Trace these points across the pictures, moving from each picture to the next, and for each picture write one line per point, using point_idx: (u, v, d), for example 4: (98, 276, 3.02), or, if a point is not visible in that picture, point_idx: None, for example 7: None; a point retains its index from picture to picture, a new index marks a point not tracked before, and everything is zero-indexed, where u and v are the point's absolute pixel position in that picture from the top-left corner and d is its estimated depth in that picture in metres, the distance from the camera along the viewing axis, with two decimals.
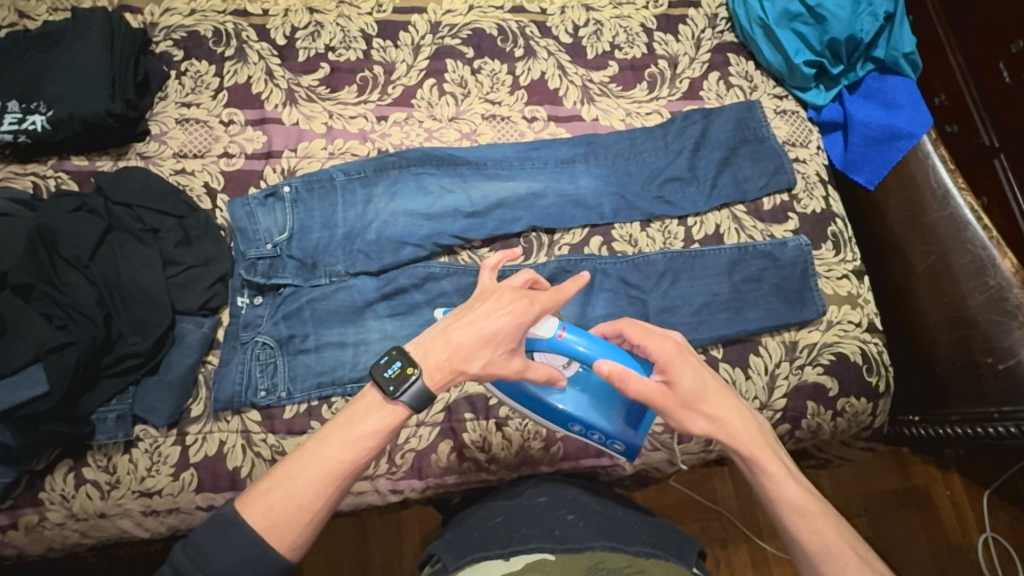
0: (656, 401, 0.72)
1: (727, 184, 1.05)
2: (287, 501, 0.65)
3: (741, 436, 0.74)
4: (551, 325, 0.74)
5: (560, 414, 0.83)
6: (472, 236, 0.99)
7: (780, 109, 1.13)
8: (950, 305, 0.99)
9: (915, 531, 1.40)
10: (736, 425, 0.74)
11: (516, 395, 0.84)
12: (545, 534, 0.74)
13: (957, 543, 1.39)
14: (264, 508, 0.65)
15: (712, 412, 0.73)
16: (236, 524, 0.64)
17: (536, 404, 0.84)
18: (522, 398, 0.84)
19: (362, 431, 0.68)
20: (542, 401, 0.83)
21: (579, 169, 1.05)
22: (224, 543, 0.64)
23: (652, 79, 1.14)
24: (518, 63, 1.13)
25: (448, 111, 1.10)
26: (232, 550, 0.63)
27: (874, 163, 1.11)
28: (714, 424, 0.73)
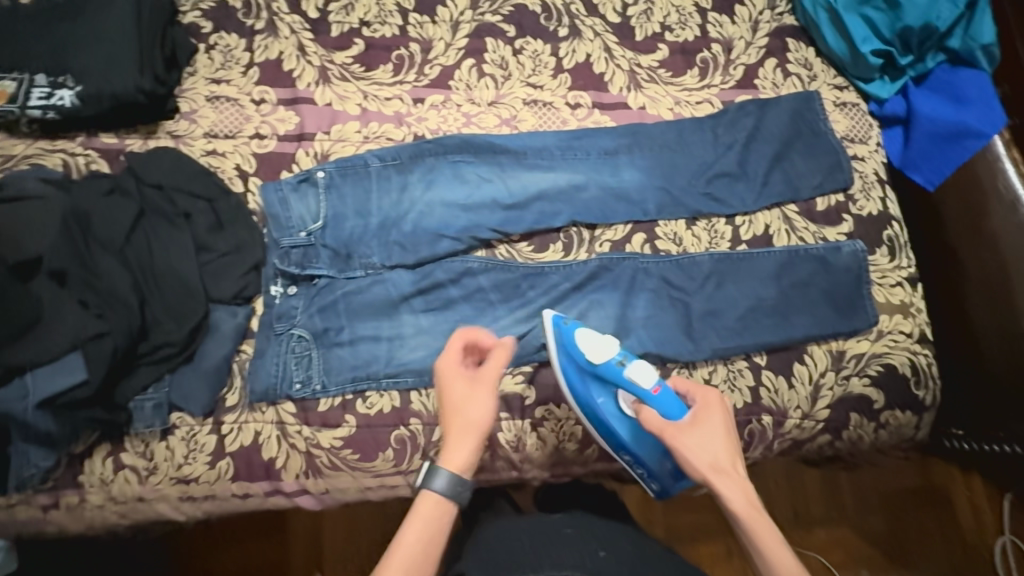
0: (664, 430, 0.74)
1: (779, 182, 1.00)
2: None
3: (736, 506, 0.69)
4: (632, 365, 0.81)
5: (618, 440, 0.86)
6: (510, 229, 0.96)
7: (841, 101, 1.06)
8: (1007, 320, 0.94)
9: (928, 527, 1.40)
10: (734, 491, 0.69)
11: (589, 409, 0.86)
12: (578, 564, 0.74)
13: (972, 543, 1.39)
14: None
15: (714, 461, 0.71)
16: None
17: (598, 422, 0.86)
18: (588, 414, 0.86)
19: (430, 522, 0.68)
20: (607, 423, 0.86)
21: (623, 161, 1.01)
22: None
23: (704, 65, 1.07)
24: (562, 44, 1.07)
25: (487, 95, 1.04)
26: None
27: (936, 162, 1.05)
28: (713, 476, 0.71)
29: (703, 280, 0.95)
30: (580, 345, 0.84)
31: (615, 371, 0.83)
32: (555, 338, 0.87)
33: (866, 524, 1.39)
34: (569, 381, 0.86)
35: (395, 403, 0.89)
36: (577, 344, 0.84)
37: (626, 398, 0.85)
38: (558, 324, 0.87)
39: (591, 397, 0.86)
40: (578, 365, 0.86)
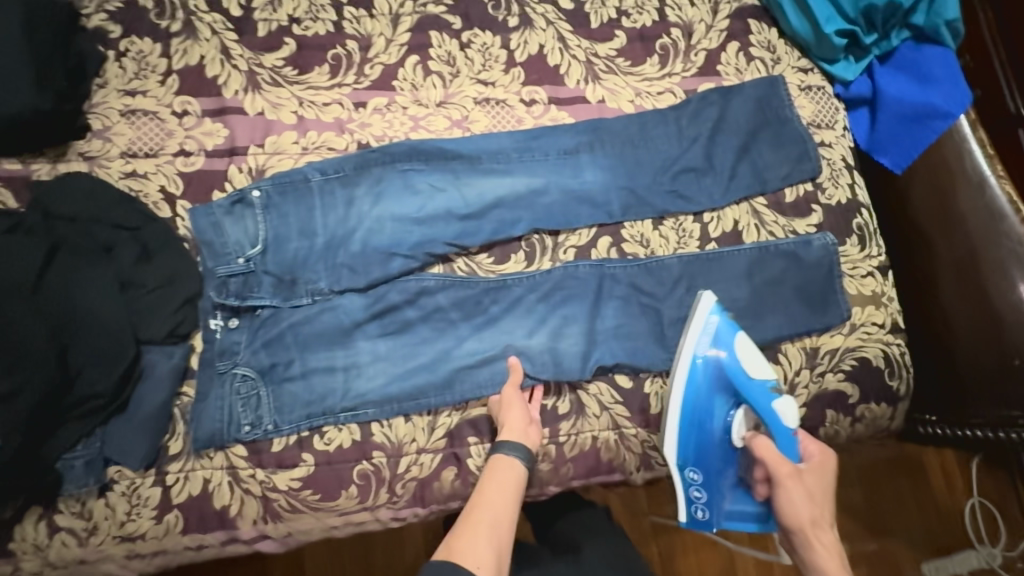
0: (779, 466, 0.79)
1: (746, 174, 0.96)
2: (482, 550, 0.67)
3: (825, 563, 0.72)
4: (784, 398, 0.83)
5: (699, 452, 0.87)
6: (468, 242, 0.90)
7: (805, 85, 1.02)
8: (978, 305, 0.93)
9: (906, 496, 1.43)
10: (825, 547, 0.73)
11: (700, 412, 0.86)
12: None
13: (946, 507, 1.43)
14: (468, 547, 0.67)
15: (814, 516, 0.76)
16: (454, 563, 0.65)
17: (697, 433, 0.86)
18: (695, 417, 0.86)
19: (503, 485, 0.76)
20: (707, 433, 0.86)
21: (584, 160, 0.95)
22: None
23: (663, 51, 1.01)
24: (512, 35, 0.99)
25: (435, 95, 0.96)
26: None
27: (904, 144, 1.02)
28: (809, 529, 0.75)
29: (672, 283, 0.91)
30: (738, 351, 0.85)
31: (760, 390, 0.84)
32: (703, 331, 0.86)
33: (846, 498, 1.41)
34: (697, 376, 0.85)
35: (355, 437, 0.83)
36: (734, 347, 0.85)
37: (741, 421, 0.86)
38: (718, 317, 0.86)
39: (711, 401, 0.86)
40: (714, 367, 0.85)
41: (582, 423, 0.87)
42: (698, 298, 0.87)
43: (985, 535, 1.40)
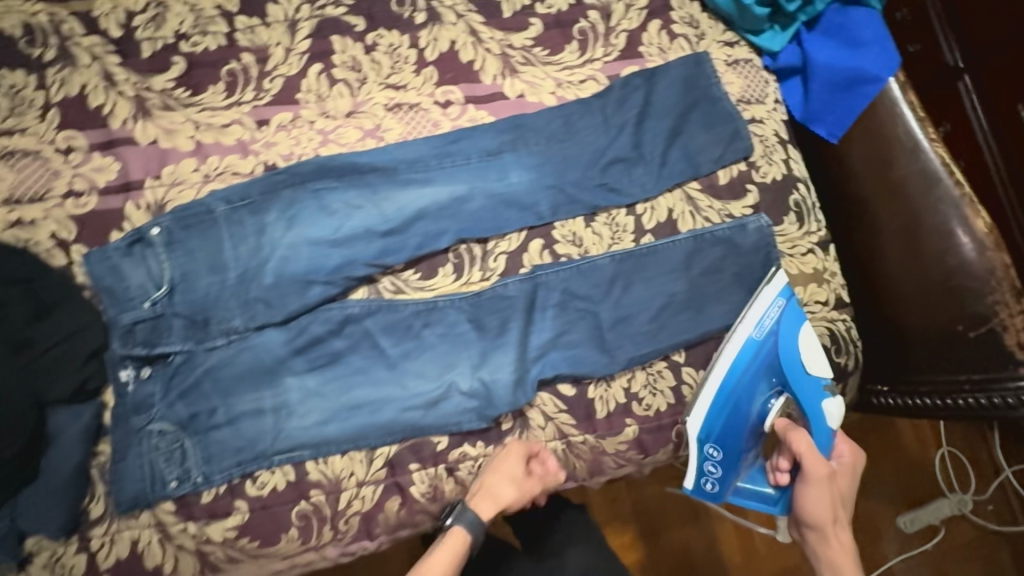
0: (817, 462, 0.76)
1: (678, 160, 0.92)
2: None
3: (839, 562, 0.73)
4: (833, 399, 0.85)
5: (729, 428, 0.84)
6: (391, 260, 0.85)
7: (732, 59, 0.98)
8: (920, 271, 0.91)
9: (879, 454, 1.46)
10: (841, 546, 0.74)
11: (746, 388, 0.84)
12: None
13: (918, 460, 1.47)
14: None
15: (836, 516, 0.75)
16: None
17: (736, 411, 0.84)
18: (740, 392, 0.84)
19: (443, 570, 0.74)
20: (745, 412, 0.84)
21: (508, 160, 0.90)
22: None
23: (582, 36, 0.95)
24: (421, 33, 0.93)
25: (344, 105, 0.90)
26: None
27: (838, 112, 0.98)
28: (830, 528, 0.74)
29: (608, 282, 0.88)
30: (801, 340, 0.85)
31: (810, 379, 0.86)
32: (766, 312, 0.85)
33: None
34: (752, 352, 0.84)
35: (289, 478, 0.79)
36: (795, 332, 0.85)
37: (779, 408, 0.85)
38: (784, 301, 0.86)
39: (760, 379, 0.85)
40: (771, 347, 0.85)
41: (528, 435, 0.85)
42: (772, 277, 0.86)
43: (955, 484, 1.46)
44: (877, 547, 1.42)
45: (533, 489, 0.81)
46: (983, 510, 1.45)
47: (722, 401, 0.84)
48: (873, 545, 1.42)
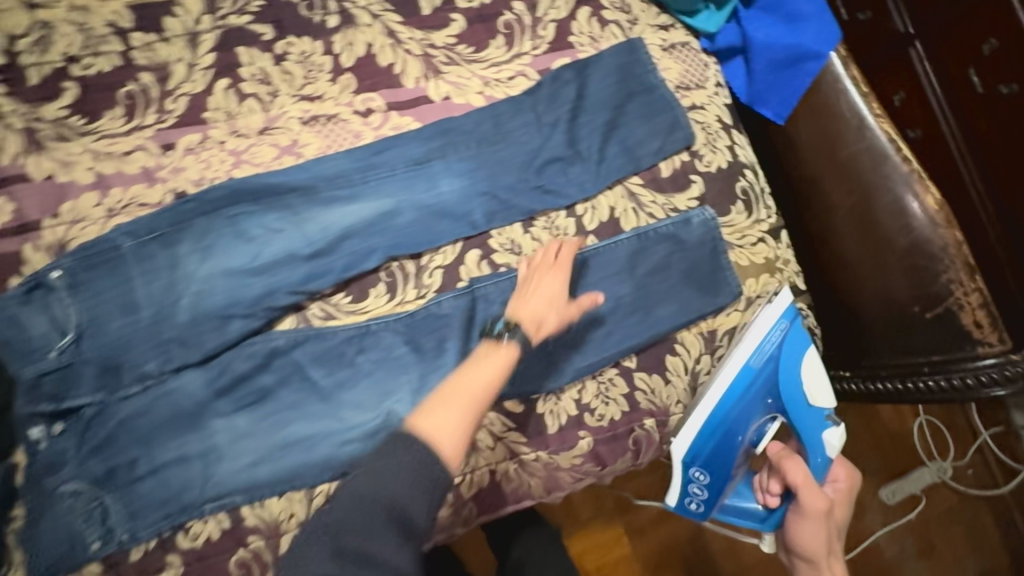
0: (813, 495, 0.76)
1: (617, 155, 0.87)
2: (447, 427, 0.60)
3: None
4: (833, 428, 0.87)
5: (716, 452, 0.85)
6: (317, 285, 0.80)
7: (668, 44, 0.93)
8: (873, 253, 0.87)
9: (857, 429, 1.44)
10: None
11: (740, 415, 0.85)
12: None
13: (896, 432, 1.45)
14: (434, 424, 0.60)
15: (830, 548, 0.75)
16: (405, 439, 0.58)
17: (728, 437, 0.85)
18: (733, 420, 0.85)
19: (489, 378, 0.65)
20: (735, 438, 0.86)
21: (437, 168, 0.85)
22: (390, 465, 0.56)
23: (507, 30, 0.90)
24: (334, 37, 0.87)
25: (256, 121, 0.84)
26: (404, 467, 0.56)
27: (782, 92, 0.94)
28: (825, 560, 0.74)
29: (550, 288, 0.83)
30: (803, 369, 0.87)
31: (806, 405, 0.87)
32: (765, 339, 0.84)
33: None
34: (749, 378, 0.84)
35: (224, 526, 0.75)
36: (793, 359, 0.86)
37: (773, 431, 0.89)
38: (787, 323, 0.85)
39: (755, 405, 0.86)
40: (769, 373, 0.85)
41: (477, 459, 0.80)
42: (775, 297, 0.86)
43: (935, 451, 1.45)
44: (862, 521, 1.41)
45: (570, 315, 0.75)
46: (963, 475, 1.45)
47: (714, 428, 0.84)
48: (857, 519, 1.41)
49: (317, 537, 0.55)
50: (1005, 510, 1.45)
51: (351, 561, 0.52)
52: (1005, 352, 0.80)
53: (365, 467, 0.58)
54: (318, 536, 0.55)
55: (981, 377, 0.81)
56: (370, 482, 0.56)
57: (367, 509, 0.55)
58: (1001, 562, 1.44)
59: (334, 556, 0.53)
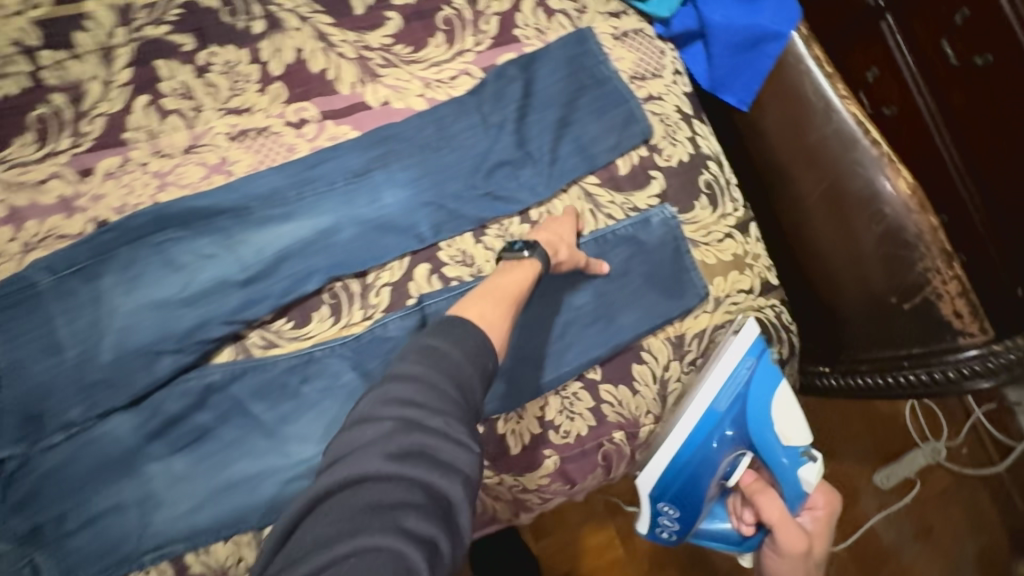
0: (791, 537, 0.76)
1: (570, 154, 0.82)
2: (490, 317, 0.65)
3: None
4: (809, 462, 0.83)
5: (685, 489, 0.83)
6: (255, 313, 0.75)
7: (620, 32, 0.87)
8: (846, 243, 0.83)
9: (848, 414, 1.40)
10: None
11: (709, 455, 0.82)
12: None
13: (887, 415, 1.41)
14: (480, 312, 0.65)
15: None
16: (462, 322, 0.62)
17: (700, 477, 0.82)
18: (701, 459, 0.82)
19: (525, 283, 0.71)
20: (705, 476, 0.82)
21: (379, 179, 0.79)
22: (452, 338, 0.60)
23: (447, 26, 0.84)
24: (261, 44, 0.81)
25: (180, 139, 0.79)
26: (465, 340, 0.61)
27: (744, 76, 0.89)
28: None
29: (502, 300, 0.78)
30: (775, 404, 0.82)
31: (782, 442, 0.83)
32: (733, 376, 0.81)
33: None
34: (720, 415, 0.81)
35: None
36: (761, 395, 0.82)
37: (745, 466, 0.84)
38: (754, 360, 0.81)
39: (724, 443, 0.82)
40: (736, 410, 0.81)
41: None
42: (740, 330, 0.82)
43: (928, 432, 1.40)
44: (857, 507, 1.36)
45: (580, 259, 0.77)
46: (958, 455, 1.40)
47: (680, 467, 0.81)
48: (853, 506, 1.36)
49: (378, 413, 0.54)
50: (1004, 492, 1.40)
51: (410, 445, 0.52)
52: (988, 343, 0.75)
53: (425, 349, 0.59)
54: (379, 411, 0.54)
55: (963, 370, 0.76)
56: (431, 357, 0.58)
57: (428, 397, 0.55)
58: (1004, 543, 1.38)
59: (389, 439, 0.52)
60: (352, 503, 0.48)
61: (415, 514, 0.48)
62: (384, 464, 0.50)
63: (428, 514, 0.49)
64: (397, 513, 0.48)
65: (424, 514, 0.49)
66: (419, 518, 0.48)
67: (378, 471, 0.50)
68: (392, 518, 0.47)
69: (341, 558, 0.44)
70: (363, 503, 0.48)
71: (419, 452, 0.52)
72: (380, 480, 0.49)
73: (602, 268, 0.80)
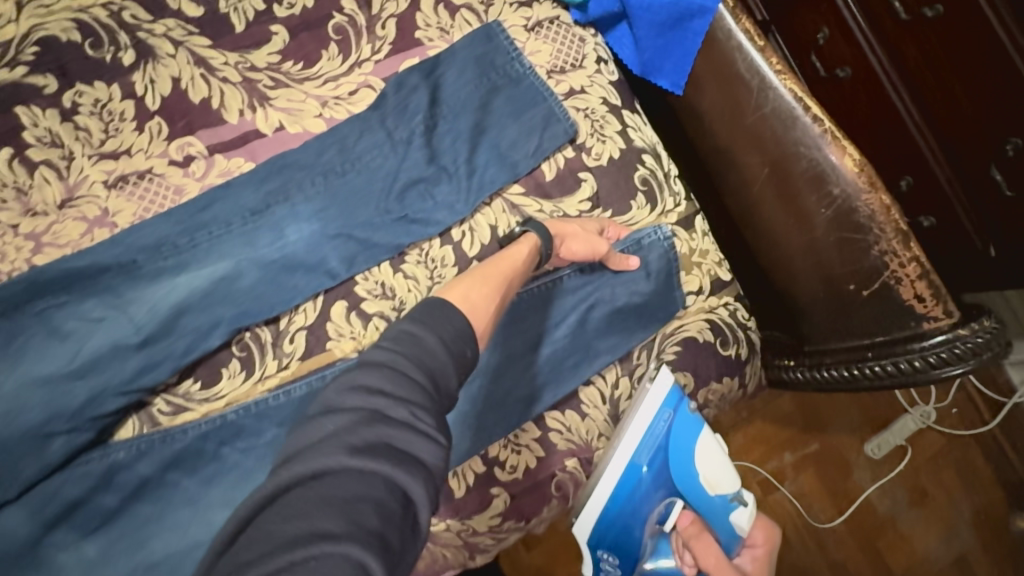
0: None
1: (489, 163, 0.75)
2: (478, 299, 0.61)
3: None
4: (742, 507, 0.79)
5: (619, 537, 0.77)
6: (155, 379, 0.68)
7: (533, 23, 0.80)
8: (797, 228, 0.75)
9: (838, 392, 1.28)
10: None
11: (638, 504, 0.77)
12: None
13: None
14: (463, 294, 0.61)
15: None
16: (446, 304, 0.57)
17: (629, 525, 0.77)
18: (630, 509, 0.77)
19: (517, 261, 0.68)
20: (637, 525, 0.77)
21: (281, 214, 0.71)
22: (434, 322, 0.55)
23: (340, 35, 0.76)
24: (134, 76, 0.73)
25: (54, 193, 0.71)
26: (444, 325, 0.55)
27: (674, 57, 0.81)
28: None
29: (494, 340, 0.73)
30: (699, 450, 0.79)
31: (711, 489, 0.79)
32: (650, 431, 0.75)
33: (776, 410, 1.25)
34: (641, 471, 0.76)
35: None
36: (685, 444, 0.77)
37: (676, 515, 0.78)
38: (672, 411, 0.76)
39: (654, 492, 0.77)
40: (660, 459, 0.77)
41: None
42: (655, 378, 0.76)
43: (916, 395, 1.29)
44: (848, 480, 1.25)
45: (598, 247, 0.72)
46: (947, 416, 1.29)
47: (611, 516, 0.76)
48: (844, 479, 1.25)
49: (341, 403, 0.47)
50: (998, 449, 1.29)
51: (375, 438, 0.44)
52: (953, 327, 0.69)
53: (401, 335, 0.52)
54: (343, 401, 0.47)
55: (929, 358, 0.70)
56: (410, 343, 0.51)
57: (398, 386, 0.48)
58: (1002, 501, 1.28)
59: (351, 431, 0.45)
60: (308, 499, 0.40)
61: (378, 514, 0.40)
62: (345, 457, 0.43)
63: (393, 513, 0.41)
64: (357, 511, 0.40)
65: (387, 514, 0.41)
66: (382, 519, 0.41)
67: (338, 465, 0.42)
68: (351, 517, 0.39)
69: (295, 565, 0.36)
70: (320, 498, 0.40)
71: (385, 446, 0.44)
72: (338, 475, 0.42)
73: (630, 263, 0.77)
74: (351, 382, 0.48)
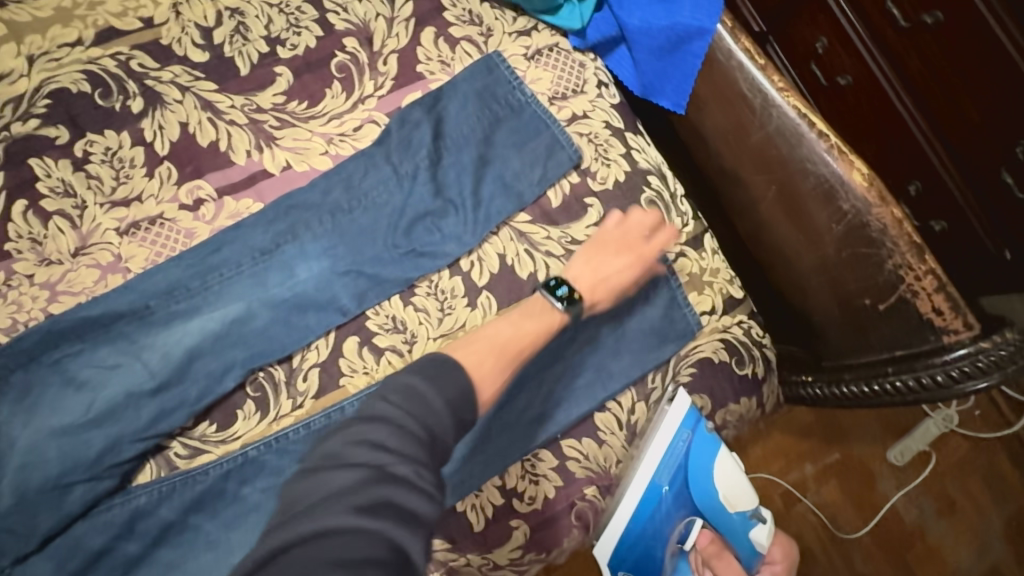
0: None
1: (494, 193, 0.75)
2: (488, 364, 0.65)
3: None
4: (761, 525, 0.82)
5: (638, 558, 0.78)
6: (172, 424, 0.68)
7: (532, 52, 0.81)
8: (809, 245, 0.74)
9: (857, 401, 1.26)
10: None
11: (658, 523, 0.78)
12: None
13: None
14: (475, 358, 0.64)
15: None
16: (455, 365, 0.59)
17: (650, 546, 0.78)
18: (650, 528, 0.78)
19: (528, 325, 0.70)
20: (656, 544, 0.79)
21: (291, 253, 0.72)
22: (439, 381, 0.56)
23: (343, 73, 0.77)
24: (143, 123, 0.74)
25: (68, 242, 0.71)
26: (450, 385, 0.56)
27: (674, 79, 0.81)
28: None
29: None
30: (718, 468, 0.79)
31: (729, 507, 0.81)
32: (668, 451, 0.75)
33: (795, 422, 1.22)
34: (661, 490, 0.77)
35: None
36: (702, 463, 0.78)
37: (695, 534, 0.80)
38: (690, 431, 0.76)
39: (672, 511, 0.79)
40: (678, 478, 0.78)
41: None
42: (672, 398, 0.77)
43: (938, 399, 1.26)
44: (873, 490, 1.22)
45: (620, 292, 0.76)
46: (971, 420, 1.26)
47: (630, 537, 0.77)
48: (868, 489, 1.22)
49: (347, 457, 0.47)
50: None
51: (381, 496, 0.45)
52: (974, 340, 0.67)
53: (406, 390, 0.54)
54: (349, 455, 0.47)
55: (952, 372, 0.68)
56: (414, 399, 0.53)
57: (401, 443, 0.49)
58: None
59: (358, 488, 0.45)
60: (310, 560, 0.40)
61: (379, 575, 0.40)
62: (351, 516, 0.43)
63: (396, 574, 0.41)
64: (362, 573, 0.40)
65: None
66: None
67: (345, 524, 0.42)
68: None
69: None
70: (324, 559, 0.40)
71: (389, 504, 0.45)
72: (343, 534, 0.42)
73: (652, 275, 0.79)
74: (357, 437, 0.49)
